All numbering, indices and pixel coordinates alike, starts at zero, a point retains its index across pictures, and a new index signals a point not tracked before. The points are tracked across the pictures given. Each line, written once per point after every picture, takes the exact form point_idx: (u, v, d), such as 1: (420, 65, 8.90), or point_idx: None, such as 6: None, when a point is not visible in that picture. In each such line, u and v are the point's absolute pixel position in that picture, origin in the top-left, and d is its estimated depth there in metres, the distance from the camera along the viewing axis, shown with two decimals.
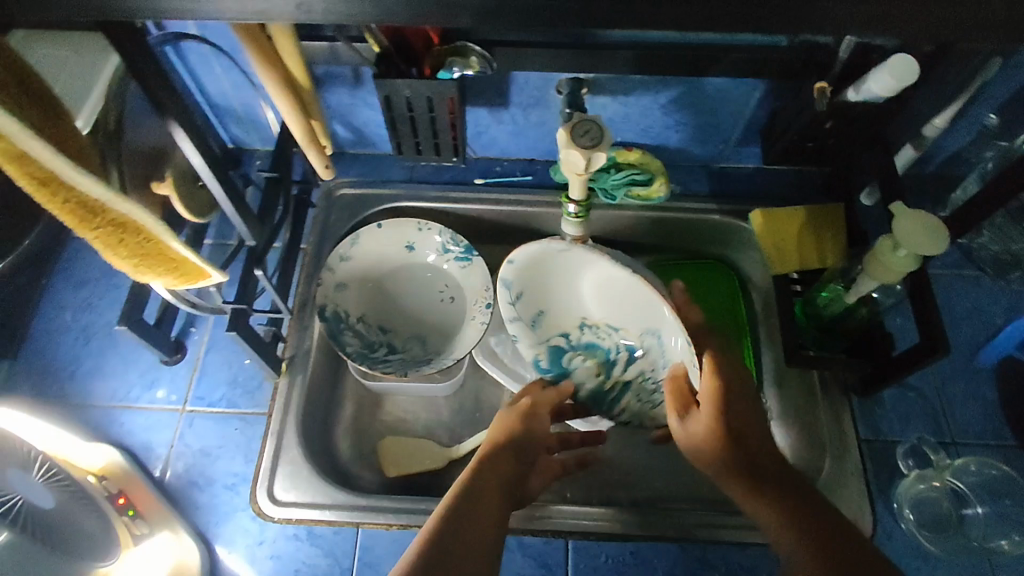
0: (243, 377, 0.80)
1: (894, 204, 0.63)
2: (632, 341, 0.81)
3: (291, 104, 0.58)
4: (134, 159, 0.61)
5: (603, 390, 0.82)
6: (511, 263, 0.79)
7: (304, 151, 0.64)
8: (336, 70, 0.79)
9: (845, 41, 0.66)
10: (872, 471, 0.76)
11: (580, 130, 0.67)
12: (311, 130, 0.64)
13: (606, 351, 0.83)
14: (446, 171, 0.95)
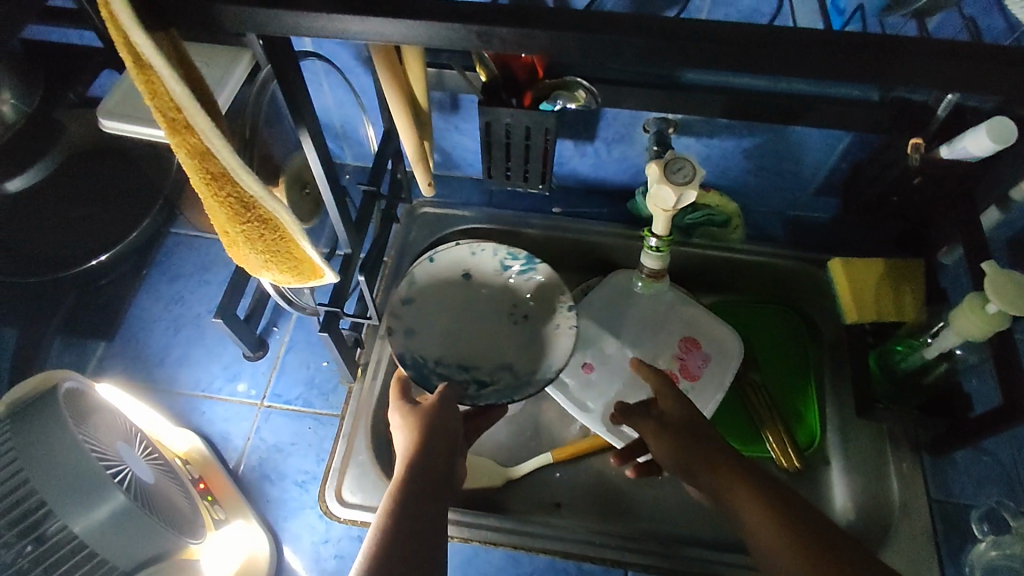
0: (319, 379, 0.83)
1: (987, 263, 0.63)
2: (484, 375, 0.81)
3: (410, 123, 0.62)
4: (259, 163, 0.65)
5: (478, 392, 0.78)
6: (427, 262, 0.83)
7: (412, 168, 0.68)
8: (438, 96, 0.84)
9: (946, 99, 0.67)
10: (942, 533, 0.75)
11: (673, 168, 0.70)
12: (421, 149, 0.68)
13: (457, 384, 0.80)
14: (525, 198, 0.98)
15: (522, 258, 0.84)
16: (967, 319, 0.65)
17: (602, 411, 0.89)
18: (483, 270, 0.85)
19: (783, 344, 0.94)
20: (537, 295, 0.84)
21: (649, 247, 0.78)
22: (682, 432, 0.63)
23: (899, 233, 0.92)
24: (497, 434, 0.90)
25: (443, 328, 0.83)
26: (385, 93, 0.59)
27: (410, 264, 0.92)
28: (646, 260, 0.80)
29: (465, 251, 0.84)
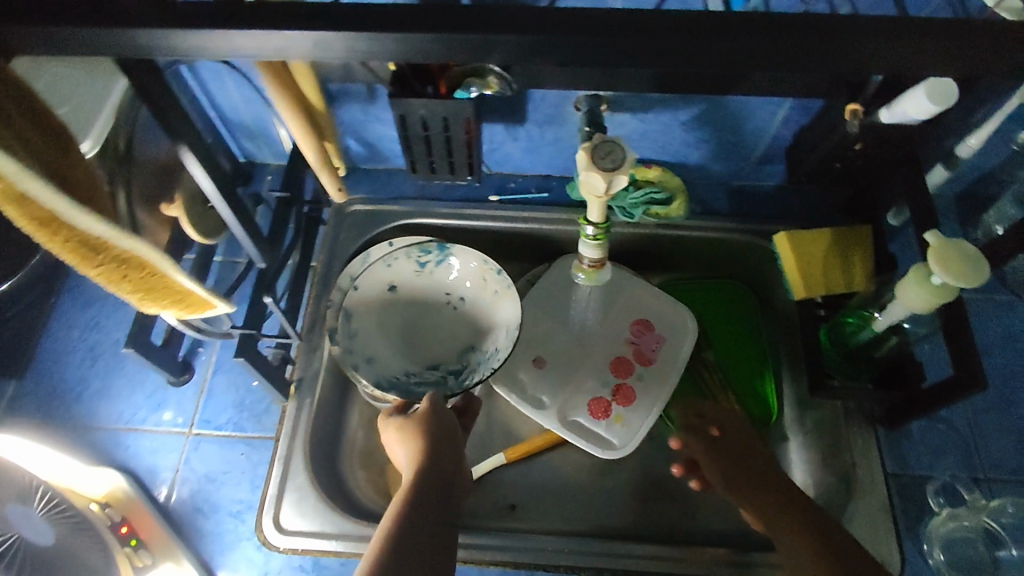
0: (250, 400, 0.78)
1: (932, 234, 0.60)
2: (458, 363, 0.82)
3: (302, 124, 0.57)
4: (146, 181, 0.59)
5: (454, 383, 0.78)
6: (355, 289, 0.80)
7: (318, 175, 0.63)
8: (351, 87, 0.78)
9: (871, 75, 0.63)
10: (900, 507, 0.73)
11: (601, 152, 0.64)
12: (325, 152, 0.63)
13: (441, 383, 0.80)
14: (459, 188, 0.93)
15: (433, 249, 0.82)
16: (913, 291, 0.63)
17: (554, 406, 0.85)
18: (405, 278, 0.83)
19: (736, 321, 0.92)
20: (462, 278, 0.84)
21: (585, 235, 0.73)
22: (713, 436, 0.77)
23: (846, 197, 0.89)
24: None
25: (389, 341, 0.82)
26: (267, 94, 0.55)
27: (340, 268, 0.87)
28: (584, 249, 0.76)
29: (386, 262, 0.82)
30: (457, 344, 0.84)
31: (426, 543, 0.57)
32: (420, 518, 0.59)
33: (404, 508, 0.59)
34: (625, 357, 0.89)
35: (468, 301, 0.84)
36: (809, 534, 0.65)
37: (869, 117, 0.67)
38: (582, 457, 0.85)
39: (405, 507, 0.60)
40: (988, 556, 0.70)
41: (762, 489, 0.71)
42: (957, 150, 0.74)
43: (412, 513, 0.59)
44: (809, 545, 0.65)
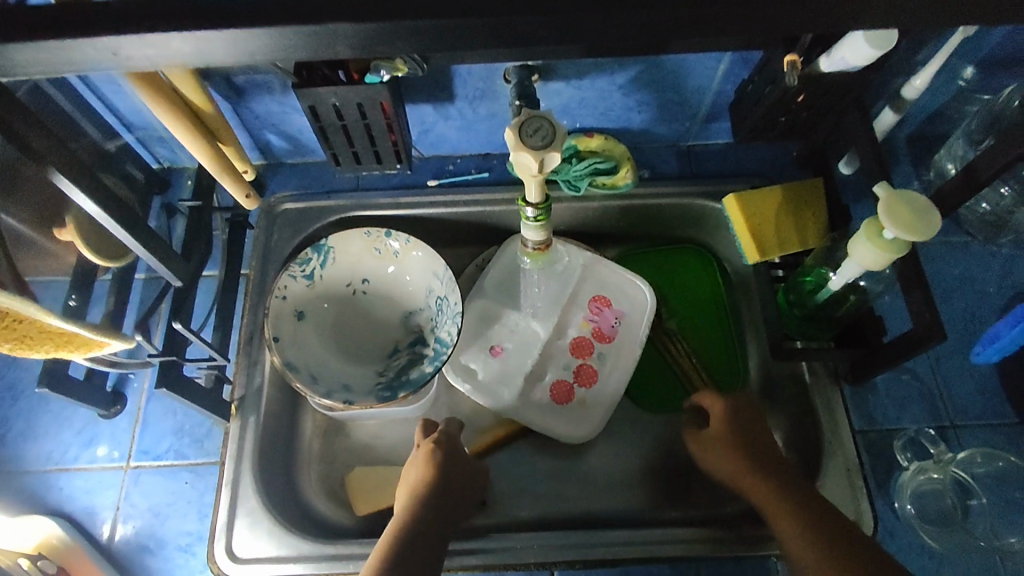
0: (190, 424, 0.74)
1: (880, 187, 0.57)
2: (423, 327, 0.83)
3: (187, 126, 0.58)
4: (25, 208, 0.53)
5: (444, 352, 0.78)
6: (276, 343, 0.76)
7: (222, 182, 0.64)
8: (261, 77, 0.71)
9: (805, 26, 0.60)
10: (869, 464, 0.72)
11: (528, 129, 0.60)
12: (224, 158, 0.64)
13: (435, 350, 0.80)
14: (395, 175, 0.87)
15: (310, 256, 0.79)
16: (865, 248, 0.60)
17: (514, 395, 0.82)
18: (302, 298, 0.79)
19: (696, 287, 0.90)
20: (358, 260, 0.82)
21: (525, 217, 0.69)
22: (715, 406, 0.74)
23: (796, 149, 0.86)
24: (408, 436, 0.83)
25: (333, 354, 0.80)
26: (148, 106, 0.54)
27: (274, 273, 0.82)
28: (526, 231, 0.71)
29: (280, 295, 0.77)
30: (381, 324, 0.85)
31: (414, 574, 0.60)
32: (412, 549, 0.62)
33: (400, 537, 0.63)
34: (583, 337, 0.86)
35: (372, 279, 0.84)
36: (792, 498, 0.64)
37: (808, 67, 0.64)
38: (549, 444, 0.83)
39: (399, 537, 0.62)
40: (957, 507, 0.70)
41: (753, 454, 0.69)
42: (904, 92, 0.71)
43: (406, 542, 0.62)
44: (789, 513, 0.64)
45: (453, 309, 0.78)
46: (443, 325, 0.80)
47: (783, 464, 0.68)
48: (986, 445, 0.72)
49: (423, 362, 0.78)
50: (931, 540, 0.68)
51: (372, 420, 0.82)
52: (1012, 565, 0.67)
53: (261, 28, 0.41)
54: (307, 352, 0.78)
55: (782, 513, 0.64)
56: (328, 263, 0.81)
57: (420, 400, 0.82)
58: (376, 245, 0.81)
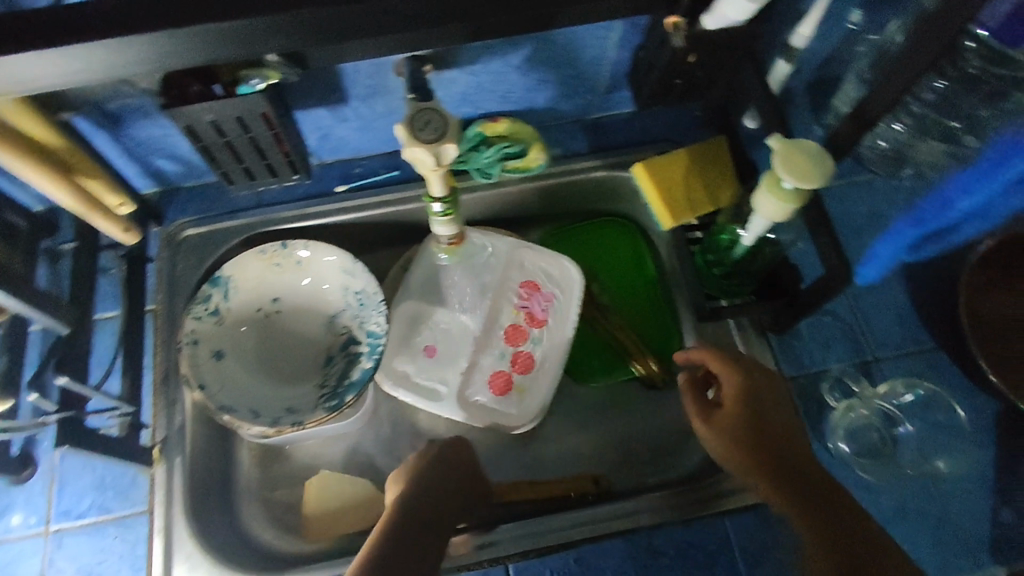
0: (111, 476, 0.69)
1: (773, 139, 0.58)
2: (349, 326, 0.81)
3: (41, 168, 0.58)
4: None
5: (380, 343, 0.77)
6: (203, 390, 0.72)
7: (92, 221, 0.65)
8: (133, 100, 0.67)
9: None
10: (803, 409, 0.74)
11: (418, 123, 0.58)
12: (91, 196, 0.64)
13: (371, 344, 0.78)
14: (300, 185, 0.84)
15: (207, 294, 0.76)
16: (767, 201, 0.61)
17: (453, 393, 0.80)
18: (213, 336, 0.76)
19: (621, 258, 0.90)
20: (260, 283, 0.80)
21: (433, 213, 0.67)
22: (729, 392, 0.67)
23: (701, 109, 0.86)
24: (351, 449, 0.81)
25: (263, 382, 0.78)
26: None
27: (183, 304, 0.77)
28: (438, 227, 0.69)
29: (190, 338, 0.74)
30: (303, 341, 0.82)
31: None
32: (403, 556, 0.53)
33: (387, 539, 0.54)
34: (517, 324, 0.84)
35: (281, 296, 0.82)
36: (804, 491, 0.59)
37: (693, 28, 0.63)
38: (495, 436, 0.82)
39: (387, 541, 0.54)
40: (875, 438, 0.73)
41: (766, 444, 0.63)
42: (793, 42, 0.71)
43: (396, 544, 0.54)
44: (799, 508, 0.59)
45: (375, 299, 0.79)
46: (370, 318, 0.79)
47: (800, 453, 0.63)
48: (909, 373, 0.75)
49: (361, 360, 0.77)
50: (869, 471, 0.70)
51: (312, 440, 0.80)
52: (944, 485, 0.70)
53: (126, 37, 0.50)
54: (228, 382, 0.74)
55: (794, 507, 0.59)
56: (230, 295, 0.78)
57: (356, 412, 0.79)
58: (276, 262, 0.80)
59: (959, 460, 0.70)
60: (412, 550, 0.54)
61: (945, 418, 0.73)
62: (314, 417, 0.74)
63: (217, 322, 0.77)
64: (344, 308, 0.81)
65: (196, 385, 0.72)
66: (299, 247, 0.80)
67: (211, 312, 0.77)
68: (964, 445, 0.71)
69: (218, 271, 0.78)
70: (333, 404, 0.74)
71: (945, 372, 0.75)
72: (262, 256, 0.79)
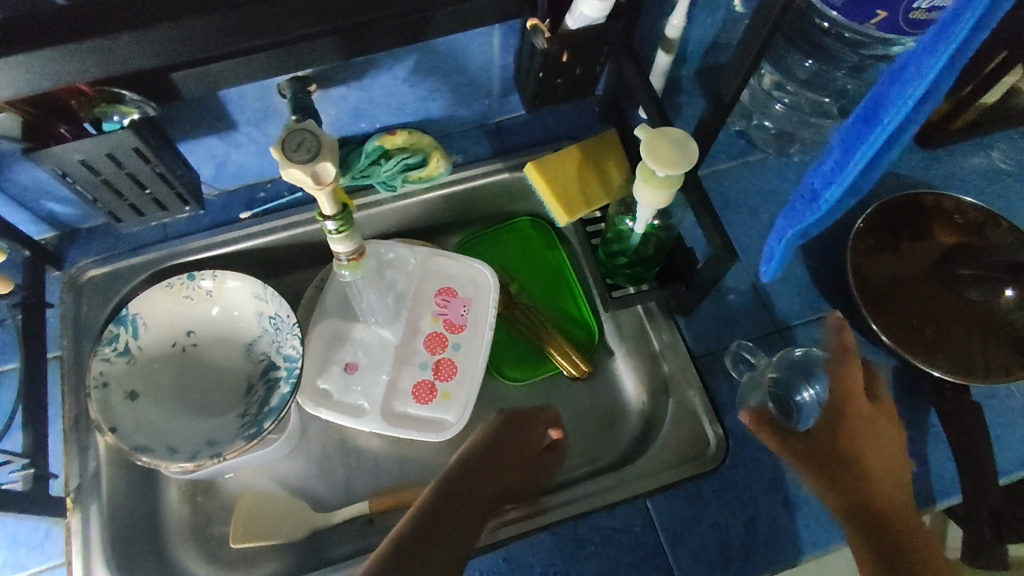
0: (23, 531, 0.68)
1: (640, 129, 0.60)
2: (268, 352, 0.81)
3: None
4: None
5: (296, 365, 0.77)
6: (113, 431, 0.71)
7: None
8: (5, 147, 0.65)
9: None
10: (714, 385, 0.76)
11: (292, 144, 0.59)
12: None
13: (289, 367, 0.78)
14: (204, 215, 0.83)
15: (115, 333, 0.75)
16: (644, 188, 0.63)
17: (378, 408, 0.80)
18: (123, 377, 0.75)
19: (537, 257, 0.91)
20: (171, 317, 0.79)
21: (328, 231, 0.67)
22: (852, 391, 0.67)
23: (597, 105, 0.88)
24: (281, 474, 0.81)
25: (182, 417, 0.77)
26: None
27: (90, 347, 0.76)
28: (336, 244, 0.70)
29: (98, 381, 0.72)
30: (223, 371, 0.82)
31: (443, 540, 0.49)
32: (446, 515, 0.51)
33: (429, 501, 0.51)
34: (437, 332, 0.85)
35: (196, 329, 0.81)
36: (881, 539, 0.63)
37: (559, 29, 0.65)
38: (425, 446, 0.82)
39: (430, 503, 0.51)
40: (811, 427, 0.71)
41: (857, 470, 0.65)
42: (668, 33, 0.73)
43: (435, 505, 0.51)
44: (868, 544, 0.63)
45: (288, 322, 0.78)
46: (286, 342, 0.79)
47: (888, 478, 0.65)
48: (810, 339, 0.78)
49: (279, 384, 0.77)
50: None
51: (241, 470, 0.79)
52: None
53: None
54: (142, 423, 0.73)
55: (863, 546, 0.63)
56: (141, 332, 0.78)
57: (281, 438, 0.78)
58: (186, 295, 0.79)
59: None
60: (457, 512, 0.51)
61: None
62: (232, 446, 0.73)
63: (129, 361, 0.76)
64: (262, 334, 0.81)
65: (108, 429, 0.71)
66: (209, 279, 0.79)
67: (122, 351, 0.76)
68: None
69: (125, 309, 0.77)
70: (252, 432, 0.74)
71: None
72: (171, 290, 0.79)
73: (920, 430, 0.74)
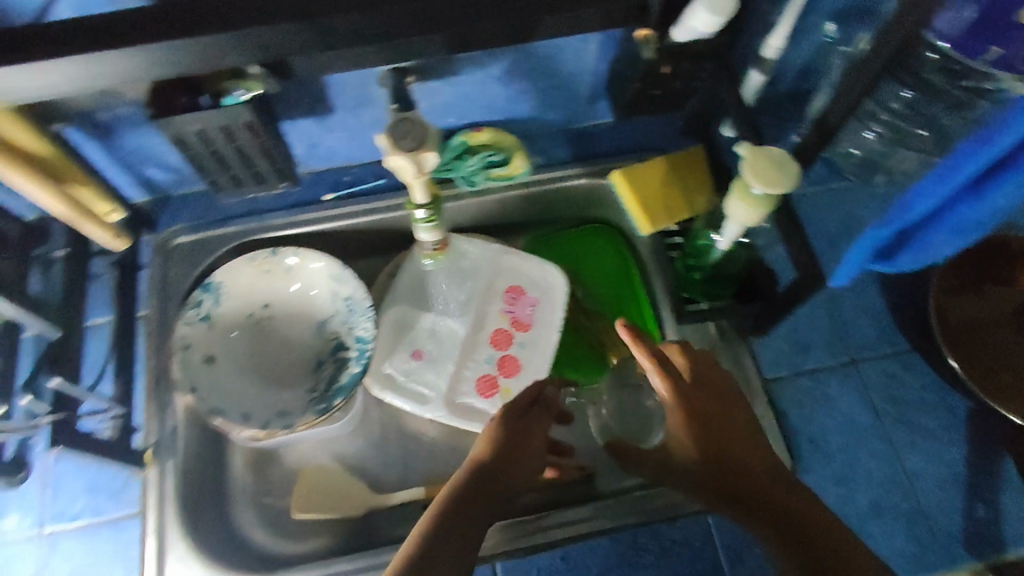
0: (104, 479, 0.71)
1: (742, 146, 0.60)
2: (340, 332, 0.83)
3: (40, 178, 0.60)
4: None
5: (367, 347, 0.79)
6: (194, 393, 0.74)
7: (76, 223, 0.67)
8: (124, 110, 0.68)
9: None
10: (782, 411, 0.75)
11: (399, 133, 0.60)
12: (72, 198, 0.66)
13: (360, 348, 0.80)
14: (291, 194, 0.86)
15: (200, 299, 0.78)
16: (737, 205, 0.63)
17: (441, 397, 0.82)
18: (204, 341, 0.78)
19: (607, 265, 0.92)
20: (251, 289, 0.82)
21: (418, 220, 0.69)
22: (685, 385, 0.62)
23: (682, 118, 0.88)
24: (342, 451, 0.82)
25: (254, 386, 0.79)
26: None
27: (175, 309, 0.79)
28: (423, 233, 0.71)
29: (183, 344, 0.75)
30: (294, 346, 0.83)
31: (458, 561, 0.53)
32: (452, 534, 0.54)
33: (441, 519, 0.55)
34: (503, 328, 0.86)
35: (272, 302, 0.83)
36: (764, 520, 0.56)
37: (665, 40, 0.66)
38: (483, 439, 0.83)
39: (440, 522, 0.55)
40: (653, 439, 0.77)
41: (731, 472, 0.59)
42: (765, 54, 0.73)
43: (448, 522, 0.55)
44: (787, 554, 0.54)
45: (364, 306, 0.81)
46: (358, 324, 0.81)
47: (755, 466, 0.59)
48: (885, 373, 0.77)
49: (350, 364, 0.79)
50: (843, 469, 0.73)
51: (304, 443, 0.81)
52: (917, 481, 0.72)
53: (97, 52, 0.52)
54: (218, 388, 0.76)
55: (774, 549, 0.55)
56: (222, 301, 0.80)
57: (348, 415, 0.81)
58: (267, 269, 0.81)
59: (930, 457, 0.73)
60: (467, 518, 0.55)
61: (918, 416, 0.75)
62: (302, 419, 0.76)
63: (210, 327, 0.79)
64: (335, 314, 0.83)
65: (189, 392, 0.74)
66: (291, 255, 0.82)
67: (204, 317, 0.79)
68: (936, 444, 0.74)
69: (212, 277, 0.80)
70: (321, 409, 0.76)
71: (919, 371, 0.77)
72: (253, 264, 0.81)
73: (994, 477, 0.72)
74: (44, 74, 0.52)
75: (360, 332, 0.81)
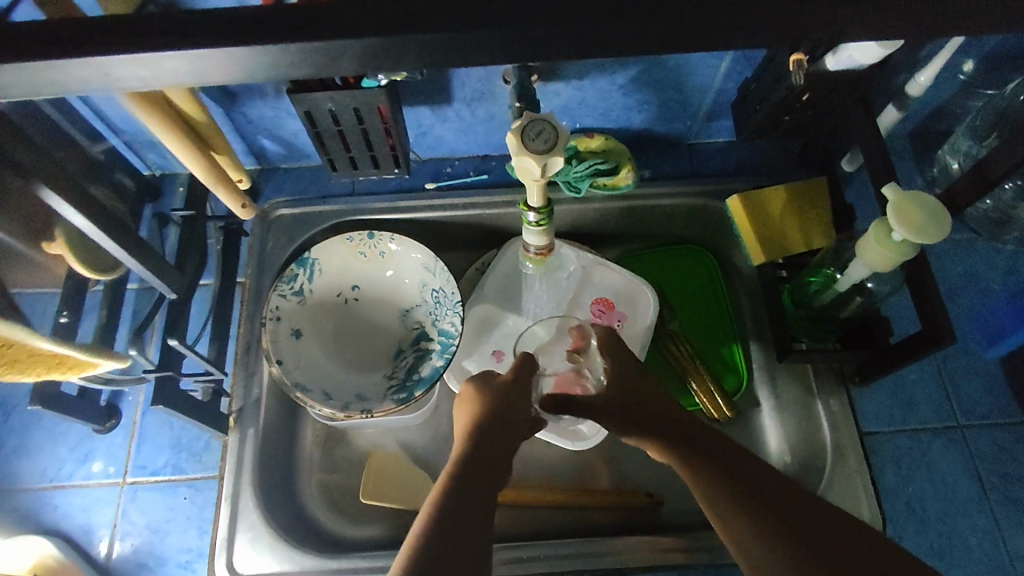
0: (187, 438, 0.72)
1: (889, 187, 0.56)
2: (423, 323, 0.83)
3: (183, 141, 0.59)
4: (23, 219, 0.54)
5: (451, 342, 0.78)
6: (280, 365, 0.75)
7: (213, 191, 0.66)
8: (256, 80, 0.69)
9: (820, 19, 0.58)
10: (878, 469, 0.72)
11: (531, 133, 0.59)
12: (215, 167, 0.65)
13: (444, 342, 0.79)
14: (392, 179, 0.86)
15: (296, 273, 0.79)
16: (873, 250, 0.59)
17: None
18: (294, 315, 0.79)
19: (698, 287, 0.87)
20: (344, 269, 0.82)
21: (527, 222, 0.68)
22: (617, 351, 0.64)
23: (799, 147, 0.85)
24: (410, 441, 0.81)
25: (336, 365, 0.80)
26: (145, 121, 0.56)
27: (271, 282, 0.80)
28: (529, 236, 0.70)
29: (275, 316, 0.76)
30: (377, 330, 0.84)
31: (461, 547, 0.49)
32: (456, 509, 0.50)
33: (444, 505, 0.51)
34: None
35: (361, 285, 0.83)
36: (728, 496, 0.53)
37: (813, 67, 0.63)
38: (554, 451, 0.81)
39: (442, 499, 0.51)
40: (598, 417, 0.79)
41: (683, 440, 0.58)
42: (909, 88, 0.70)
43: (450, 504, 0.51)
44: (763, 536, 0.51)
45: (451, 299, 0.80)
46: (444, 317, 0.81)
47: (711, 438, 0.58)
48: (995, 444, 0.72)
49: (433, 357, 0.78)
50: (940, 541, 0.69)
51: (374, 429, 0.81)
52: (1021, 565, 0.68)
53: (263, 44, 0.34)
54: (303, 362, 0.76)
55: (743, 535, 0.52)
56: (315, 278, 0.81)
57: (422, 409, 0.80)
58: (359, 251, 0.81)
59: None
60: (471, 497, 0.52)
61: None
62: (379, 406, 0.75)
63: (301, 302, 0.80)
64: (420, 305, 0.83)
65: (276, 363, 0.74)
66: (387, 241, 0.82)
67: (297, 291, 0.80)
68: None
69: (308, 253, 0.81)
70: (400, 398, 0.75)
71: None
72: (347, 245, 0.81)
73: None
74: (184, 63, 0.35)
75: (444, 326, 0.80)
